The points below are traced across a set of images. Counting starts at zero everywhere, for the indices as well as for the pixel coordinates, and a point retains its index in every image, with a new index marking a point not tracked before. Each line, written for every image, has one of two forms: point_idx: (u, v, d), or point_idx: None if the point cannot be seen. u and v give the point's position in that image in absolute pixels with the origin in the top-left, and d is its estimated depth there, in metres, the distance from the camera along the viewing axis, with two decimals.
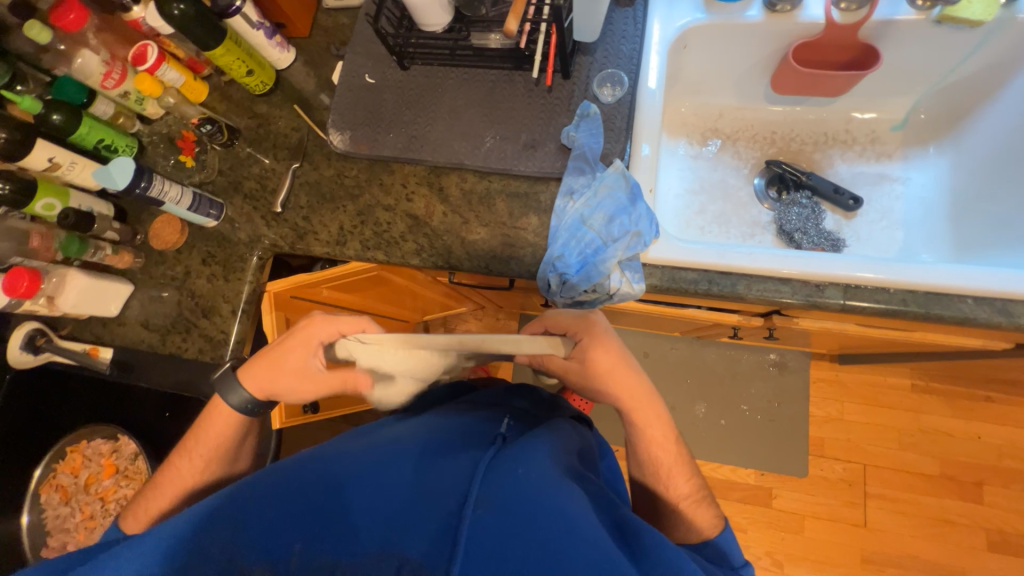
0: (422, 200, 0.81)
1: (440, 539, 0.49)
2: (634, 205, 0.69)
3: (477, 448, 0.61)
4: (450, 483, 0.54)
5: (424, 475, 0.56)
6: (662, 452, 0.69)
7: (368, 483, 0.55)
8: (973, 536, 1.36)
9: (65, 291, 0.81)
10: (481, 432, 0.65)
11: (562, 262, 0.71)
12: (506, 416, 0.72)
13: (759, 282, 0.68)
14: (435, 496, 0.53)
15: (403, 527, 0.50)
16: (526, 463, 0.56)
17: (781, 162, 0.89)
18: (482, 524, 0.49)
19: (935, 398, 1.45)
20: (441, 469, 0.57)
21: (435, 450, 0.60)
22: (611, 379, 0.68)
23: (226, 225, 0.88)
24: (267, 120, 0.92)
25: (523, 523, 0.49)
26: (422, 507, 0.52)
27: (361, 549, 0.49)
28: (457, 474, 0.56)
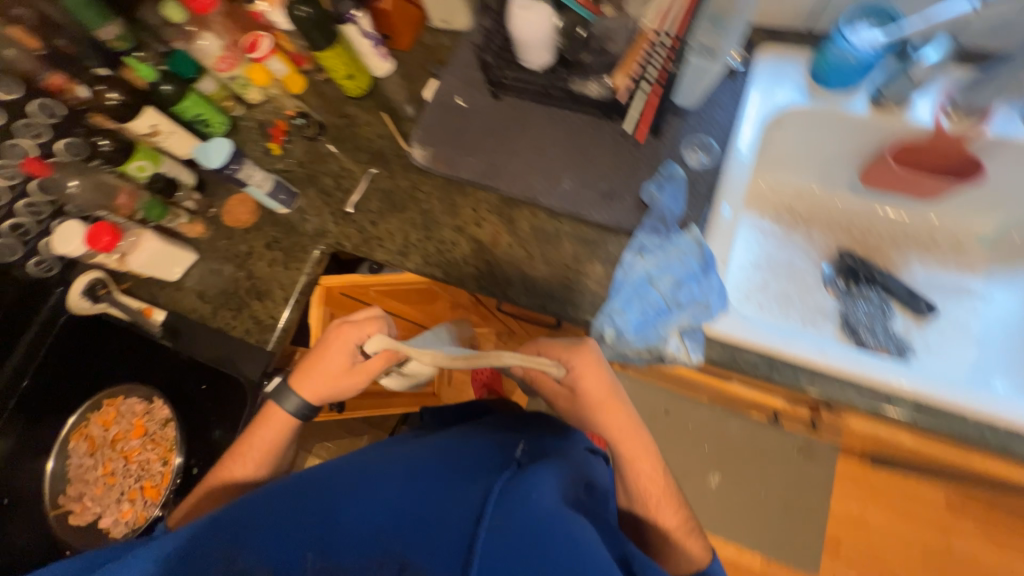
0: (490, 227, 0.82)
1: (446, 568, 0.45)
2: (706, 275, 0.68)
3: (486, 474, 0.57)
4: (457, 505, 0.51)
5: (431, 496, 0.53)
6: (654, 487, 0.70)
7: (374, 501, 0.54)
8: None
9: (139, 250, 0.86)
10: (491, 458, 0.61)
11: (622, 317, 0.70)
12: (524, 442, 0.68)
13: (823, 379, 0.66)
14: (437, 519, 0.50)
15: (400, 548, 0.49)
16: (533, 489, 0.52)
17: (854, 254, 0.87)
18: (491, 549, 0.45)
19: (969, 523, 1.35)
20: (449, 493, 0.53)
21: (444, 476, 0.57)
22: (594, 410, 0.68)
23: (296, 214, 0.91)
24: (354, 123, 0.95)
25: (533, 548, 0.44)
26: (430, 527, 0.49)
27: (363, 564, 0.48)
28: (460, 495, 0.52)
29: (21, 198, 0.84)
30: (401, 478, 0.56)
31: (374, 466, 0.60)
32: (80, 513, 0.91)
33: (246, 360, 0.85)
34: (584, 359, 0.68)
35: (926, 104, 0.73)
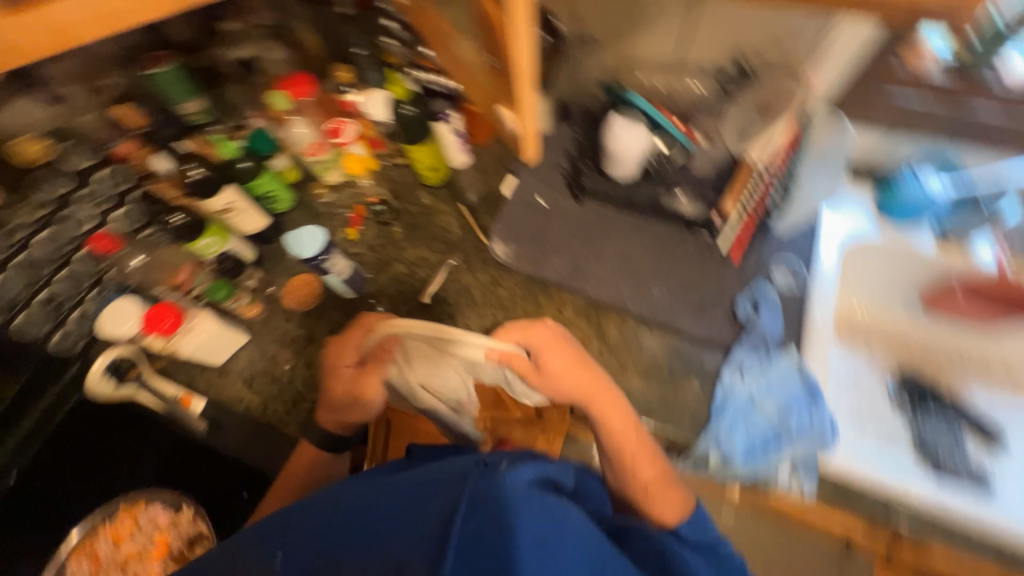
0: (577, 331, 0.80)
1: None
2: (812, 403, 0.68)
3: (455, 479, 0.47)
4: (431, 518, 0.43)
5: (405, 512, 0.45)
6: (626, 442, 0.63)
7: (356, 522, 0.46)
8: None
9: (191, 336, 0.77)
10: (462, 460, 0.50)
11: (728, 441, 0.69)
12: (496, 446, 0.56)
13: None
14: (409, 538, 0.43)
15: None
16: (515, 510, 0.43)
17: (917, 374, 0.89)
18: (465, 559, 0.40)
19: None
20: (421, 508, 0.45)
21: (414, 487, 0.48)
22: (560, 375, 0.63)
23: (365, 301, 0.87)
24: (429, 212, 0.95)
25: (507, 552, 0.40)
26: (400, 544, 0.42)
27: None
28: (436, 511, 0.44)
29: (63, 269, 0.75)
30: (374, 501, 0.47)
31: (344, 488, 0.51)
32: None
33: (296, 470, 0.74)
34: (544, 337, 0.64)
35: (984, 247, 0.80)
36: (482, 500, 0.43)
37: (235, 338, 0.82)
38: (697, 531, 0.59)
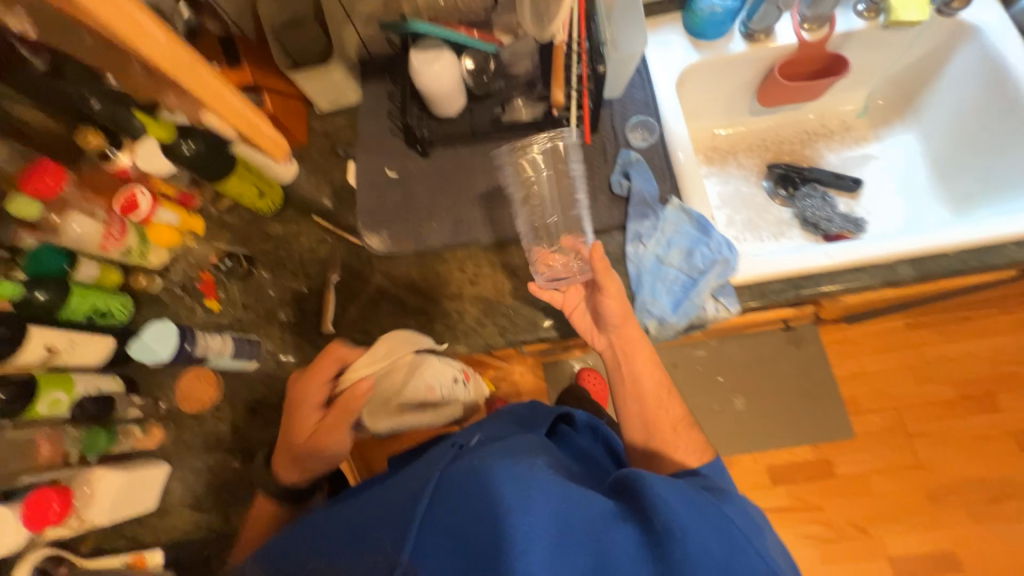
0: (488, 280, 0.77)
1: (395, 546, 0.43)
2: (708, 235, 0.72)
3: (428, 463, 0.52)
4: (396, 525, 0.44)
5: (375, 523, 0.46)
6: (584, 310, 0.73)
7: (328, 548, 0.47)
8: (1004, 444, 1.47)
9: (105, 496, 0.66)
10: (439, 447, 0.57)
11: (657, 305, 0.71)
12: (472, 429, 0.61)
13: (838, 276, 0.71)
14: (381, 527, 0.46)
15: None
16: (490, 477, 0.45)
17: (781, 164, 0.98)
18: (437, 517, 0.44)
19: (929, 330, 1.57)
20: (396, 497, 0.48)
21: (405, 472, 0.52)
22: (633, 378, 0.67)
23: (271, 363, 0.79)
24: (284, 241, 0.85)
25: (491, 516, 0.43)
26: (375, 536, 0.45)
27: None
28: (408, 485, 0.48)
29: None
30: (333, 525, 0.50)
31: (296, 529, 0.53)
32: None
33: None
34: (614, 283, 0.65)
35: (784, 24, 0.84)
36: (449, 485, 0.45)
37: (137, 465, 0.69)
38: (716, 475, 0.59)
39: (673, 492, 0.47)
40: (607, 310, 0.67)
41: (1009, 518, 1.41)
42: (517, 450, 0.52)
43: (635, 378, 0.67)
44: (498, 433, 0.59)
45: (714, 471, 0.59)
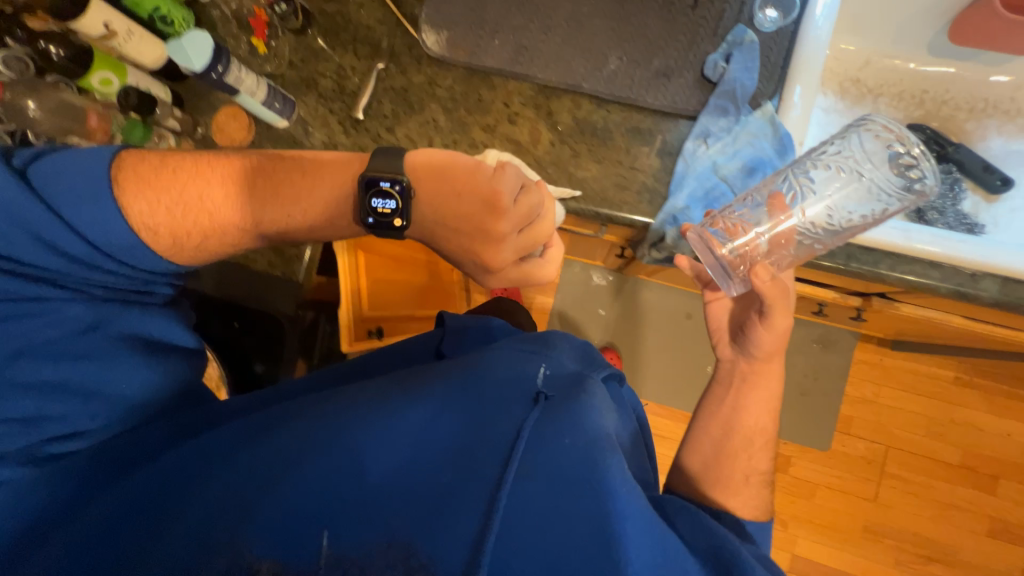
0: (527, 124, 0.72)
1: (465, 528, 0.38)
2: (782, 160, 0.61)
3: (516, 399, 0.46)
4: (477, 470, 0.41)
5: (461, 454, 0.42)
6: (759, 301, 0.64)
7: (387, 478, 0.41)
8: (975, 522, 1.40)
9: (152, 197, 0.49)
10: (520, 374, 0.49)
11: (685, 215, 0.65)
12: (531, 343, 0.54)
13: (905, 264, 0.60)
14: (458, 463, 0.41)
15: (446, 538, 0.37)
16: (592, 461, 0.41)
17: (926, 128, 0.79)
18: (523, 494, 0.39)
19: (973, 393, 1.42)
20: (484, 433, 0.43)
21: (485, 390, 0.47)
22: (756, 407, 0.60)
23: (299, 128, 0.80)
24: (346, 10, 0.80)
25: (586, 504, 0.39)
26: (449, 467, 0.41)
27: (367, 554, 0.37)
28: (500, 423, 0.44)
29: None
30: (382, 420, 0.44)
31: (331, 409, 0.47)
32: None
33: (279, 295, 0.78)
34: (778, 291, 0.58)
35: None
36: (541, 445, 0.42)
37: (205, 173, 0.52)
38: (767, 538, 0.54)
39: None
40: (759, 339, 0.61)
41: None
42: (607, 429, 0.45)
43: (757, 420, 0.60)
44: (569, 368, 0.52)
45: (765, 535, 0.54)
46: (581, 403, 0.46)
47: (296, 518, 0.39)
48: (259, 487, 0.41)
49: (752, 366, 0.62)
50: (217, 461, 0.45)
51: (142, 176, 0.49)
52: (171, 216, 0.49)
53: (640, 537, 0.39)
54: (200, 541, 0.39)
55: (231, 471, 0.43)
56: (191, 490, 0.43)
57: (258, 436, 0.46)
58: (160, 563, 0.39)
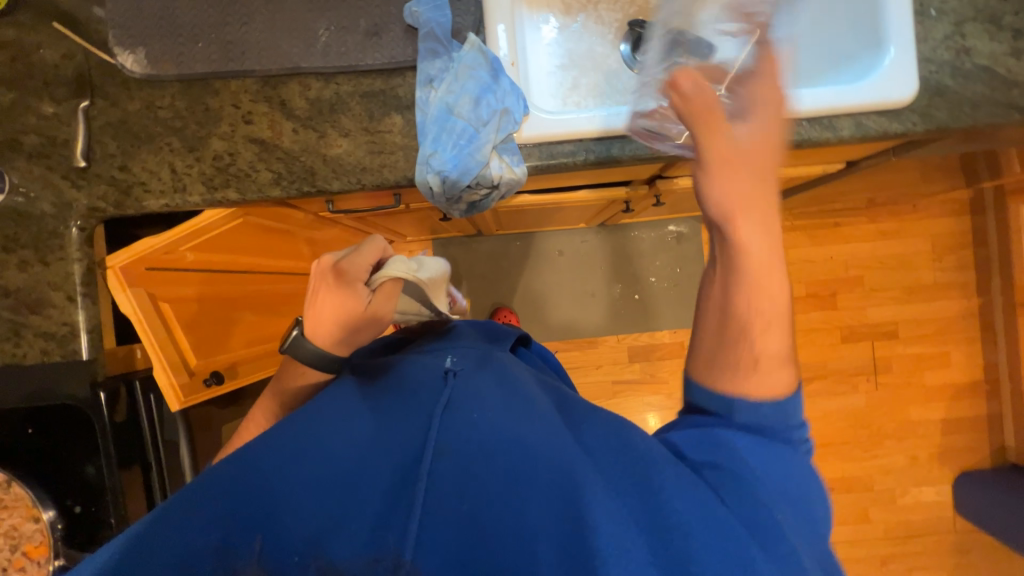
0: (264, 119, 0.69)
1: (394, 498, 0.46)
2: (497, 82, 0.66)
3: (430, 395, 0.57)
4: (403, 458, 0.50)
5: (382, 453, 0.51)
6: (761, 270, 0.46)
7: (317, 479, 0.48)
8: (831, 335, 1.66)
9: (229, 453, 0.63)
10: (430, 371, 0.61)
11: (437, 159, 0.66)
12: (449, 351, 0.66)
13: (630, 142, 0.68)
14: (379, 461, 0.50)
15: (363, 509, 0.45)
16: (488, 419, 0.53)
17: (643, 22, 0.87)
18: (440, 471, 0.47)
19: (798, 234, 1.67)
20: (404, 435, 0.52)
21: (403, 403, 0.56)
22: (702, 271, 0.55)
23: (19, 197, 0.70)
24: (25, 53, 0.71)
25: (499, 452, 0.50)
26: (379, 459, 0.50)
27: (298, 539, 0.44)
28: (419, 422, 0.53)
29: None
30: (306, 449, 0.50)
31: (259, 435, 0.52)
32: None
33: (66, 378, 0.71)
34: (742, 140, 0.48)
35: None
36: (454, 423, 0.52)
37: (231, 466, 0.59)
38: (776, 411, 0.47)
39: (699, 496, 0.45)
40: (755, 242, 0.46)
41: (817, 395, 1.65)
42: (510, 396, 0.57)
43: (757, 307, 0.46)
44: (476, 360, 0.65)
45: (769, 408, 0.47)
46: (481, 390, 0.58)
47: (220, 532, 0.44)
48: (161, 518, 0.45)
49: (728, 239, 0.46)
50: (174, 512, 0.45)
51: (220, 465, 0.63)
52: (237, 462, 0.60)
53: (542, 464, 0.49)
54: (171, 562, 0.42)
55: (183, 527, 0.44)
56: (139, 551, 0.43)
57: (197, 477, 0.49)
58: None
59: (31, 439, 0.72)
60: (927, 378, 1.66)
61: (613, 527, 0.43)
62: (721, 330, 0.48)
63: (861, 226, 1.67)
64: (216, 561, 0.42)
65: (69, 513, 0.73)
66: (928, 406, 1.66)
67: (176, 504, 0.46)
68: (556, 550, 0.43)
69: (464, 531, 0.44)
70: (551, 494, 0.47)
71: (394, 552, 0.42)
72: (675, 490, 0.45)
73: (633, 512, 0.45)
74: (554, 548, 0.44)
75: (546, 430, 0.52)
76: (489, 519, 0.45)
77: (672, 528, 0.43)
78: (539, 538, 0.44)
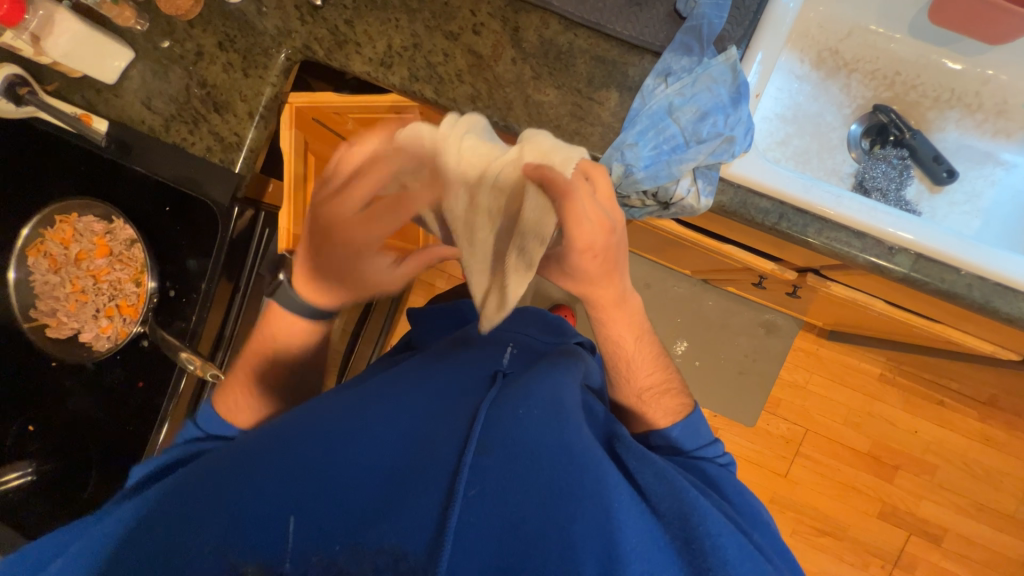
0: (491, 37, 0.68)
1: (438, 484, 0.46)
2: (734, 106, 0.61)
3: (478, 395, 0.59)
4: (446, 444, 0.50)
5: (428, 432, 0.53)
6: (622, 346, 0.71)
7: (366, 459, 0.49)
8: (869, 505, 1.53)
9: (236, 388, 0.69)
10: (481, 372, 0.64)
11: (633, 152, 0.63)
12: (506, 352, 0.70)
13: (831, 230, 0.62)
14: (424, 444, 0.51)
15: (411, 498, 0.45)
16: (528, 429, 0.52)
17: (892, 111, 0.79)
18: (482, 468, 0.47)
19: (893, 390, 1.52)
20: (450, 422, 0.54)
21: (447, 390, 0.60)
22: (613, 342, 0.71)
23: (252, 6, 0.74)
24: None
25: (531, 465, 0.49)
26: (428, 439, 0.51)
27: (348, 503, 0.45)
28: (461, 417, 0.54)
29: None
30: (365, 423, 0.53)
31: (323, 408, 0.58)
32: (57, 327, 0.79)
33: (214, 181, 0.75)
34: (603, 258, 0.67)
35: None
36: (496, 420, 0.53)
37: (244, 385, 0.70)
38: (686, 433, 0.67)
39: (731, 531, 0.50)
40: (619, 340, 0.71)
41: (822, 551, 1.53)
42: (555, 403, 0.57)
43: (639, 380, 0.72)
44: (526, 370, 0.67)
45: (681, 433, 0.67)
46: (527, 391, 0.58)
47: (279, 501, 0.45)
48: (235, 467, 0.50)
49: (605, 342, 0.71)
50: (248, 464, 0.49)
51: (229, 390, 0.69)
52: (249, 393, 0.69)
53: (583, 483, 0.48)
54: (239, 521, 0.44)
55: (248, 486, 0.47)
56: (203, 510, 0.46)
57: (263, 434, 0.55)
58: (193, 554, 0.43)
59: (162, 216, 0.79)
60: None
61: (645, 542, 0.46)
62: (616, 386, 0.74)
63: (966, 419, 1.50)
64: (269, 519, 0.44)
65: (164, 294, 0.79)
66: None
67: (241, 467, 0.49)
68: (597, 564, 0.43)
69: (502, 536, 0.44)
70: (591, 508, 0.47)
71: (426, 551, 0.41)
72: (706, 518, 0.50)
73: (671, 542, 0.48)
74: (594, 563, 0.43)
75: (591, 451, 0.53)
76: (529, 533, 0.44)
77: (708, 553, 0.47)
78: (581, 551, 0.43)
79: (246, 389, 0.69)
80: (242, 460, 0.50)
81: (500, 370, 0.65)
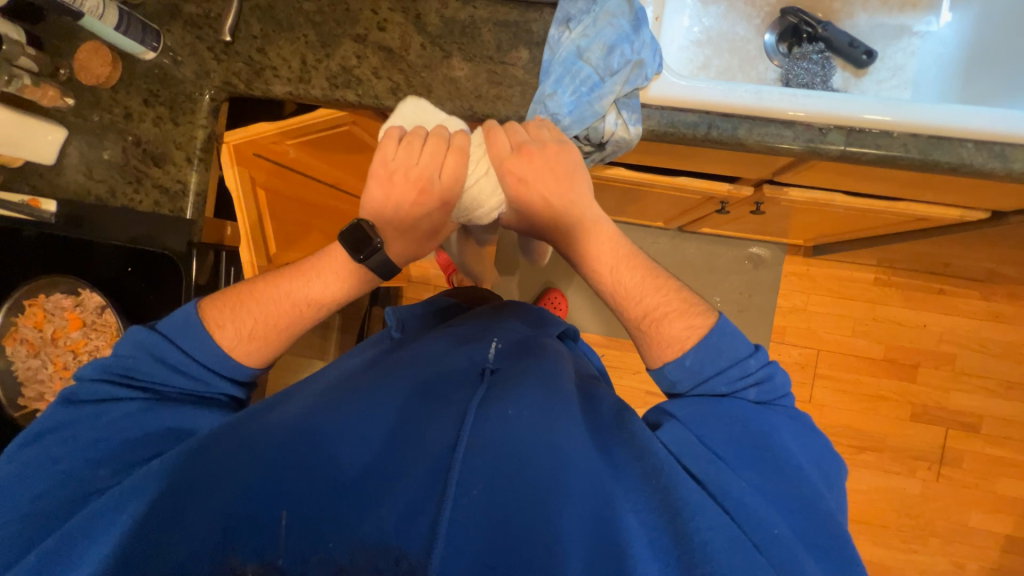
0: (397, 29, 0.70)
1: (424, 493, 0.45)
2: (636, 34, 0.63)
3: (466, 389, 0.56)
4: (436, 448, 0.48)
5: (416, 429, 0.50)
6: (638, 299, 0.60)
7: (353, 467, 0.47)
8: (898, 410, 1.51)
9: (233, 317, 0.61)
10: (468, 363, 0.60)
11: (554, 101, 0.63)
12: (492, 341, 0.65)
13: (760, 126, 0.63)
14: (412, 446, 0.49)
15: (399, 499, 0.44)
16: (520, 422, 0.50)
17: (799, 11, 0.80)
18: (471, 467, 0.46)
19: (892, 291, 1.51)
20: (436, 421, 0.51)
21: (434, 382, 0.56)
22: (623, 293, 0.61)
23: (167, 59, 0.76)
24: None
25: (521, 462, 0.47)
26: (412, 450, 0.48)
27: (336, 515, 0.43)
28: (450, 410, 0.52)
29: None
30: (352, 421, 0.50)
31: (308, 401, 0.54)
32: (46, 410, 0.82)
33: (169, 232, 0.77)
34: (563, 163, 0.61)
35: None
36: (489, 422, 0.50)
37: (241, 320, 0.61)
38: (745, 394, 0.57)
39: (722, 521, 0.44)
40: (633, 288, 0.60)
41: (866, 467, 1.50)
42: (548, 396, 0.54)
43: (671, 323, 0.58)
44: (512, 356, 0.63)
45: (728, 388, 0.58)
46: (518, 383, 0.56)
47: (263, 506, 0.44)
48: (203, 483, 0.47)
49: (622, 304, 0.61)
50: (231, 470, 0.47)
51: (222, 307, 0.62)
52: (246, 332, 0.60)
53: (574, 479, 0.47)
54: (210, 542, 0.42)
55: (229, 500, 0.45)
56: (189, 517, 0.45)
57: (235, 424, 0.51)
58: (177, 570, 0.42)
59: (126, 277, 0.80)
60: (1000, 486, 1.47)
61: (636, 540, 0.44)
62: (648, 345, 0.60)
63: (970, 300, 1.49)
64: (250, 535, 0.43)
65: None
66: (996, 515, 1.46)
67: (227, 469, 0.47)
68: (583, 562, 0.42)
69: (491, 531, 0.43)
70: (582, 506, 0.45)
71: (421, 548, 0.41)
72: (699, 510, 0.44)
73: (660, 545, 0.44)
74: (579, 560, 0.43)
75: (583, 445, 0.50)
76: (515, 529, 0.43)
77: (695, 550, 0.43)
78: (568, 546, 0.43)
79: (237, 312, 0.61)
80: (216, 473, 0.47)
81: (487, 361, 0.61)
